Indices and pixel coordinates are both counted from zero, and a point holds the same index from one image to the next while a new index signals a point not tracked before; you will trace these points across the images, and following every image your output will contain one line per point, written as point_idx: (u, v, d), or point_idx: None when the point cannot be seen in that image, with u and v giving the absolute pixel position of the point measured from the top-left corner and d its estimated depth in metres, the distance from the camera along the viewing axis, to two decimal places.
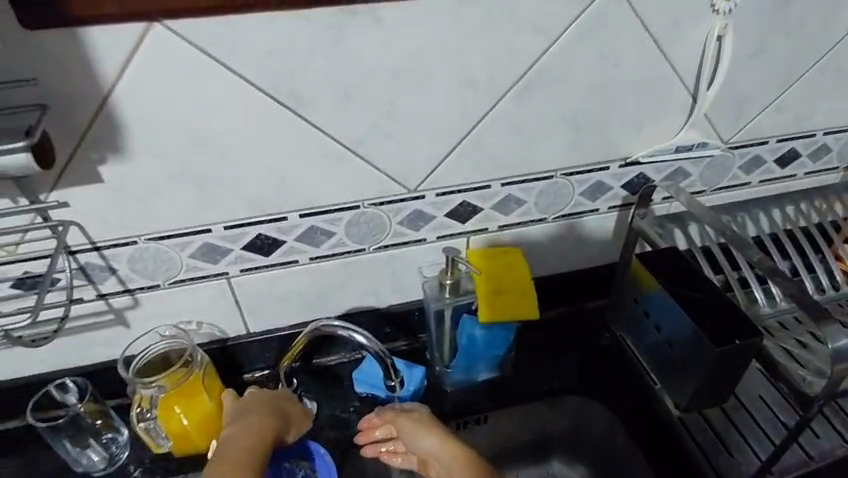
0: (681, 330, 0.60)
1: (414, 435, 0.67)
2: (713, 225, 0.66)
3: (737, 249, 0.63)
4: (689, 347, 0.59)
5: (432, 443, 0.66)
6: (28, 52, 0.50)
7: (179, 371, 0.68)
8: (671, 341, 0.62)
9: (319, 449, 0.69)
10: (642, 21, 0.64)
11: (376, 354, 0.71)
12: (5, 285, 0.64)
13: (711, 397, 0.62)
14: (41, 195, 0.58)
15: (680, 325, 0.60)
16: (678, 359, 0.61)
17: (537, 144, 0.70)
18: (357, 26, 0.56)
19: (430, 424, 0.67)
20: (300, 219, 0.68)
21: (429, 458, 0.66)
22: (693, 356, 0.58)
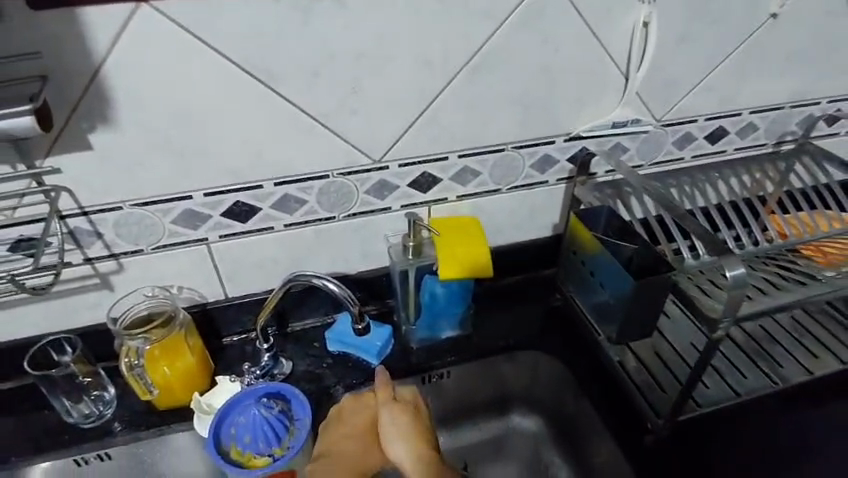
0: (611, 271, 0.70)
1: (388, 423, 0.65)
2: (644, 187, 0.75)
3: (663, 207, 0.72)
4: (618, 287, 0.69)
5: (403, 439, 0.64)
6: (27, 28, 0.56)
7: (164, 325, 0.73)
8: (604, 283, 0.72)
9: (297, 389, 0.69)
10: (577, 9, 0.72)
11: (346, 301, 0.77)
12: (2, 248, 0.70)
13: (639, 332, 0.71)
14: (36, 161, 0.64)
15: (616, 275, 0.68)
16: (611, 298, 0.71)
17: (489, 119, 0.79)
18: (326, 9, 0.63)
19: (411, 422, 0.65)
20: (274, 187, 0.75)
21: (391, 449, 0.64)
22: (621, 292, 0.68)
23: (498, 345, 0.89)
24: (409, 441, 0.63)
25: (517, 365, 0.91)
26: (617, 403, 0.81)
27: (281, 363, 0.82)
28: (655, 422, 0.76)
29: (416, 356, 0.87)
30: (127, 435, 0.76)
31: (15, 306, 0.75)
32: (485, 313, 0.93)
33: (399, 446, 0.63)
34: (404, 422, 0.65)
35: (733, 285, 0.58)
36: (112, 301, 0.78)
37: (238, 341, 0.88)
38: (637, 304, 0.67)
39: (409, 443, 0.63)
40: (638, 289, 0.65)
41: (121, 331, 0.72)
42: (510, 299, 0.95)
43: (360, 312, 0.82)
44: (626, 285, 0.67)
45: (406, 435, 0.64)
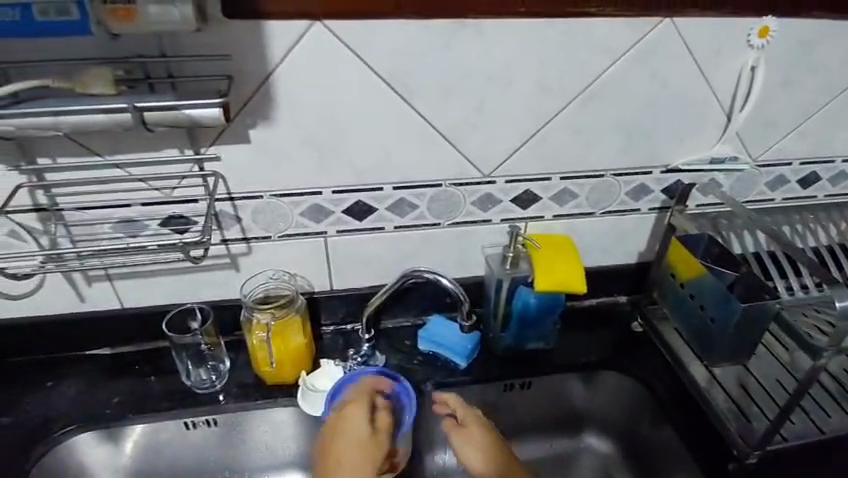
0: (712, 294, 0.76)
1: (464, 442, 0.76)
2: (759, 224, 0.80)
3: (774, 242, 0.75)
4: (719, 309, 0.74)
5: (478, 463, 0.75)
6: (219, 35, 0.65)
7: (284, 305, 0.81)
8: (704, 305, 0.77)
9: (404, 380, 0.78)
10: (689, 50, 0.78)
11: (456, 296, 0.83)
12: (154, 223, 0.78)
13: (737, 353, 0.77)
14: (201, 148, 0.73)
15: (724, 303, 0.74)
16: (708, 320, 0.77)
17: (595, 146, 0.84)
18: (467, 36, 0.71)
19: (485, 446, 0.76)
20: (393, 191, 0.82)
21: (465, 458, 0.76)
22: (722, 312, 0.74)
23: (580, 361, 0.92)
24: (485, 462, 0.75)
25: (599, 384, 0.93)
26: (702, 431, 0.82)
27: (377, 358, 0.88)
28: (745, 450, 0.77)
29: (501, 362, 0.91)
30: (237, 403, 0.83)
31: (153, 277, 0.83)
32: (567, 331, 0.97)
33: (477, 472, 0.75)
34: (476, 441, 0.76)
35: (841, 316, 0.63)
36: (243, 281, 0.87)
37: (334, 331, 0.94)
38: (735, 325, 0.73)
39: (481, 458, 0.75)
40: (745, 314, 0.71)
41: (249, 306, 0.81)
42: (591, 321, 0.99)
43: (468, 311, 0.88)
44: (730, 310, 0.73)
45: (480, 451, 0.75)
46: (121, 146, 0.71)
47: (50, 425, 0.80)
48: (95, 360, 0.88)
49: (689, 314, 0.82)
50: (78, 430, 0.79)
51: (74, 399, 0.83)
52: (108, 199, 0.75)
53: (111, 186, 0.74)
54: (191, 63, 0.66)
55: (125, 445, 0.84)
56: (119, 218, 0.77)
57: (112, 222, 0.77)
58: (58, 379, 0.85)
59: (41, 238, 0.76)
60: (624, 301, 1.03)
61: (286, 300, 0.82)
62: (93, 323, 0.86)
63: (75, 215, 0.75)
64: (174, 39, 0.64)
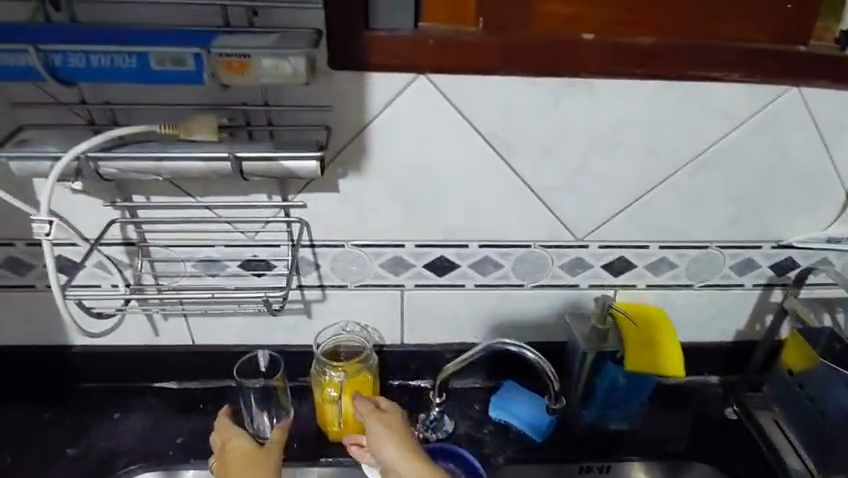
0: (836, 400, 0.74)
1: (372, 434, 0.71)
2: None
3: None
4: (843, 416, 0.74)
5: (391, 454, 0.69)
6: (322, 87, 0.64)
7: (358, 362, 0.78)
8: (824, 410, 0.76)
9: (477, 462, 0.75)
10: (818, 121, 0.70)
11: (544, 371, 0.77)
12: (235, 264, 0.77)
13: None
14: (290, 195, 0.72)
15: (832, 393, 0.75)
16: (829, 426, 0.76)
17: (701, 215, 0.77)
18: (574, 95, 0.67)
19: (394, 433, 0.71)
20: (478, 248, 0.78)
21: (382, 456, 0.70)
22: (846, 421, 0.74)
23: (668, 449, 0.83)
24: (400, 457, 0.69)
25: None
26: None
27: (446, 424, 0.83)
28: None
29: (576, 439, 0.84)
30: (298, 457, 0.79)
31: (226, 317, 0.82)
32: (651, 411, 0.87)
33: (387, 456, 0.69)
34: (379, 429, 0.71)
35: None
36: (317, 330, 0.84)
37: (399, 386, 0.88)
38: None
39: (391, 445, 0.69)
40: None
41: (323, 361, 0.78)
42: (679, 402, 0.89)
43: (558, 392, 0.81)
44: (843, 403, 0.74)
45: (389, 439, 0.70)
46: (214, 188, 0.71)
47: (116, 459, 0.79)
48: (159, 395, 0.87)
49: (803, 414, 0.80)
50: (141, 468, 0.78)
51: (140, 434, 0.82)
52: (195, 238, 0.75)
53: (199, 225, 0.74)
54: (290, 113, 0.65)
55: None
56: (202, 258, 0.76)
57: (194, 260, 0.76)
58: (124, 412, 0.85)
59: (126, 271, 0.77)
60: (715, 382, 0.91)
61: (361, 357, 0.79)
62: (162, 357, 0.85)
63: (162, 252, 0.76)
64: (276, 90, 0.64)
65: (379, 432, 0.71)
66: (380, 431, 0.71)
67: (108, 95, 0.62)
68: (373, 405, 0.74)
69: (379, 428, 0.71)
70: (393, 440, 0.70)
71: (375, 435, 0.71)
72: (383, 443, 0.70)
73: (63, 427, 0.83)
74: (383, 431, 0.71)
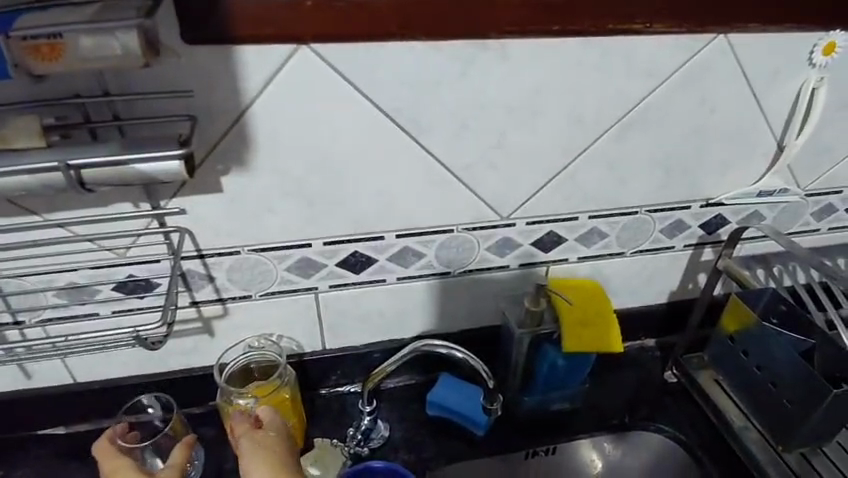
0: (785, 368, 0.67)
1: (248, 443, 0.59)
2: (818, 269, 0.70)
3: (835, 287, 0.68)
4: (794, 383, 0.67)
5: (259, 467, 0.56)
6: (179, 67, 0.52)
7: (269, 387, 0.68)
8: (774, 378, 0.69)
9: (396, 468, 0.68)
10: (743, 71, 0.66)
11: (478, 370, 0.71)
12: (107, 288, 0.64)
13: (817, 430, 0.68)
14: (161, 201, 0.60)
15: (776, 348, 0.68)
16: (779, 395, 0.69)
17: (629, 180, 0.72)
18: (486, 59, 0.59)
19: (275, 446, 0.59)
20: (396, 239, 0.69)
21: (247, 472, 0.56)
22: (797, 389, 0.66)
23: (611, 422, 0.81)
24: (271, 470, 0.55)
25: (633, 446, 0.82)
26: None
27: (380, 430, 0.76)
28: None
29: (520, 429, 0.79)
30: None
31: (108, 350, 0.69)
32: (592, 383, 0.85)
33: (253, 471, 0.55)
34: (259, 439, 0.59)
35: None
36: (224, 347, 0.74)
37: (326, 395, 0.80)
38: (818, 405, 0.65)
39: (264, 456, 0.57)
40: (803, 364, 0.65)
41: (228, 389, 0.67)
42: (618, 370, 0.87)
43: (495, 389, 0.73)
44: (789, 358, 0.66)
45: (264, 450, 0.57)
46: (63, 202, 0.58)
47: None
48: (43, 444, 0.74)
49: (753, 384, 0.73)
50: None
51: None
52: (50, 264, 0.61)
53: (52, 248, 0.60)
54: (142, 102, 0.53)
55: None
56: (63, 286, 0.63)
57: (55, 290, 0.63)
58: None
59: None
60: (652, 345, 0.91)
61: (275, 378, 0.68)
62: (38, 402, 0.72)
63: (10, 284, 0.62)
64: (118, 74, 0.51)
65: (256, 442, 0.59)
66: (253, 448, 0.58)
67: None
68: (250, 421, 0.62)
69: (247, 443, 0.59)
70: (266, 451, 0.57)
71: (242, 453, 0.58)
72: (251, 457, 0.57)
73: None
74: (262, 441, 0.59)
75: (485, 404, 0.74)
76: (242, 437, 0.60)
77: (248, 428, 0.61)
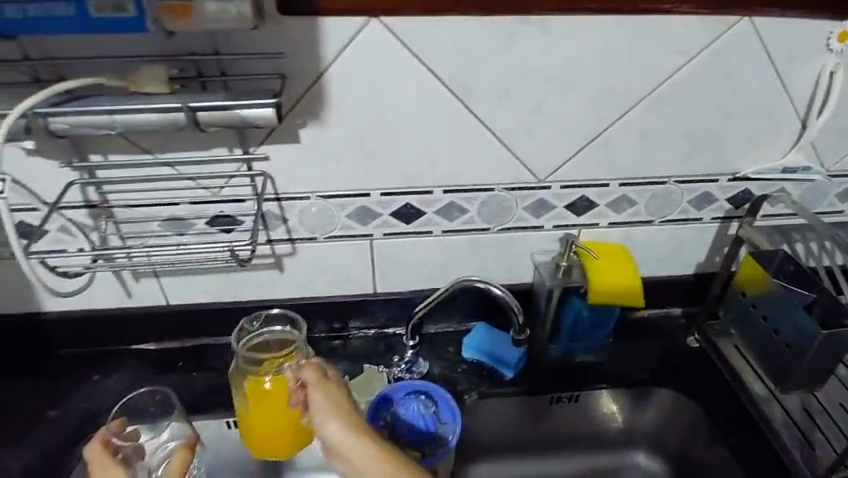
0: (793, 319, 0.69)
1: (321, 402, 0.62)
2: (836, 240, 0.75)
3: None
4: (798, 333, 0.68)
5: (341, 430, 0.60)
6: (272, 33, 0.64)
7: (294, 355, 0.68)
8: (779, 328, 0.71)
9: (445, 394, 0.75)
10: (766, 51, 0.72)
11: (509, 305, 0.79)
12: (202, 222, 0.77)
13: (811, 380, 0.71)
14: (250, 147, 0.72)
15: (799, 323, 0.68)
16: (782, 346, 0.70)
17: (657, 151, 0.79)
18: (528, 34, 0.67)
19: (348, 405, 0.63)
20: (443, 194, 0.79)
21: (331, 440, 0.60)
22: (800, 340, 0.68)
23: (632, 377, 0.88)
24: (356, 433, 0.60)
25: (652, 401, 0.89)
26: (763, 453, 0.79)
27: (420, 365, 0.85)
28: None
29: (547, 375, 0.87)
30: None
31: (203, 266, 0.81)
32: (617, 343, 0.92)
33: (338, 436, 0.60)
34: (334, 398, 0.63)
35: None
36: (290, 283, 0.86)
37: (374, 335, 0.91)
38: (817, 356, 0.67)
39: (343, 419, 0.61)
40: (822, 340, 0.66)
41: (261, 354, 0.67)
42: (643, 333, 0.94)
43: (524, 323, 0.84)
44: (810, 335, 0.67)
45: (340, 410, 0.61)
46: (174, 143, 0.70)
47: (99, 417, 0.81)
48: (139, 356, 0.88)
49: (757, 337, 0.74)
50: None
51: (120, 394, 0.84)
52: (159, 197, 0.75)
53: (162, 184, 0.73)
54: (243, 61, 0.65)
55: None
56: (167, 217, 0.76)
57: (160, 220, 0.76)
58: (103, 374, 0.86)
59: (91, 234, 0.76)
60: (677, 314, 0.96)
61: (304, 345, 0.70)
62: (136, 318, 0.86)
63: (126, 212, 0.75)
64: (227, 36, 0.63)
65: (330, 401, 0.62)
66: (328, 407, 0.62)
67: (54, 49, 0.61)
68: (322, 375, 0.65)
69: (324, 402, 0.62)
70: (348, 414, 0.61)
71: (320, 411, 0.62)
72: (333, 421, 0.61)
73: (43, 392, 0.83)
74: (337, 398, 0.63)
75: (515, 336, 0.84)
76: (314, 394, 0.63)
77: (319, 381, 0.64)
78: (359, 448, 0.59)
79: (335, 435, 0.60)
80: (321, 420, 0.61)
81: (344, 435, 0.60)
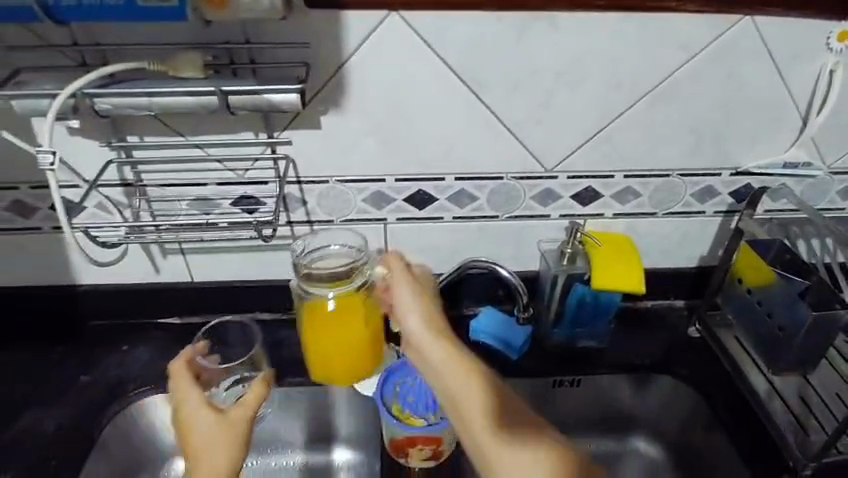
0: (785, 303, 0.77)
1: (406, 296, 0.67)
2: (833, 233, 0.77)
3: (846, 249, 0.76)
4: (790, 315, 0.76)
5: (420, 324, 0.64)
6: (299, 24, 0.68)
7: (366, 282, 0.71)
8: (772, 312, 0.78)
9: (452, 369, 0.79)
10: (768, 49, 0.75)
11: (515, 287, 0.83)
12: (227, 203, 0.82)
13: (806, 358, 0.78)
14: (275, 132, 0.77)
15: (792, 308, 0.76)
16: (776, 328, 0.78)
17: (661, 144, 0.82)
18: (538, 29, 0.71)
19: (429, 304, 0.67)
20: (454, 181, 0.83)
21: (410, 330, 0.64)
22: (792, 322, 0.76)
23: (633, 363, 0.91)
24: (434, 331, 0.63)
25: (652, 388, 0.92)
26: (756, 438, 0.82)
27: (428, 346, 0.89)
28: (800, 462, 0.78)
29: (551, 359, 0.91)
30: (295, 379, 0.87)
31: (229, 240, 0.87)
32: (620, 331, 0.95)
33: (414, 328, 0.64)
34: (419, 296, 0.67)
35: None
36: None
37: None
38: (807, 336, 0.75)
39: (425, 315, 0.65)
40: (811, 325, 0.74)
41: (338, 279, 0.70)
42: (646, 323, 0.97)
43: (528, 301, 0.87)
44: (799, 318, 0.75)
45: (422, 308, 0.66)
46: (204, 126, 0.76)
47: (126, 384, 0.86)
48: (164, 329, 0.94)
49: (752, 319, 0.82)
50: (150, 390, 0.86)
51: (146, 363, 0.89)
52: (188, 178, 0.80)
53: (192, 165, 0.79)
54: (271, 50, 0.70)
55: None
56: (195, 196, 0.81)
57: (189, 200, 0.81)
58: (131, 344, 0.91)
59: (125, 211, 0.82)
60: (680, 305, 0.99)
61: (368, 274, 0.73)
62: (163, 293, 0.91)
63: (158, 191, 0.80)
64: (257, 27, 0.68)
65: (416, 297, 0.67)
66: (412, 303, 0.66)
67: (101, 35, 0.67)
68: (409, 274, 0.69)
69: (409, 296, 0.67)
70: (427, 315, 0.66)
71: (404, 304, 0.66)
72: (412, 314, 0.65)
73: (76, 358, 0.89)
74: (422, 297, 0.67)
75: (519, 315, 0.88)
76: (400, 288, 0.68)
77: (406, 278, 0.69)
78: (435, 343, 0.62)
79: (415, 327, 0.64)
80: (400, 309, 0.66)
81: (423, 329, 0.64)
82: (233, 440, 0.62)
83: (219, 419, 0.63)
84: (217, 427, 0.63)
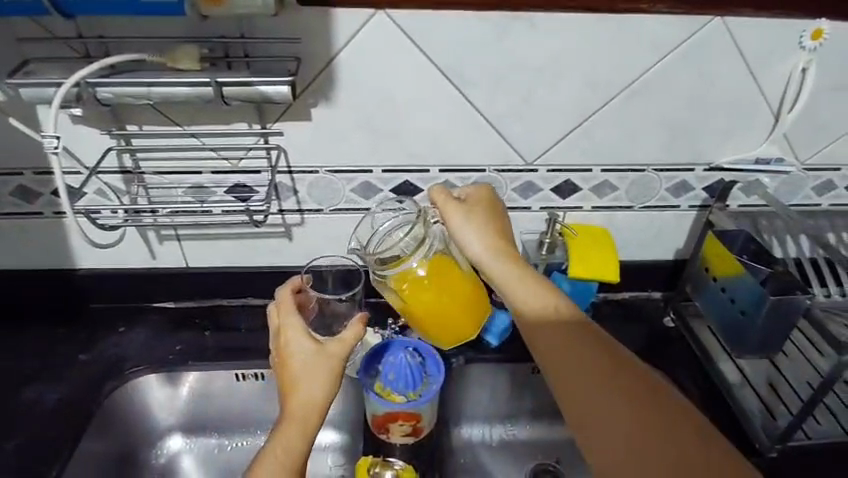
0: (747, 288, 0.81)
1: (463, 226, 0.68)
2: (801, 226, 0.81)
3: None
4: (751, 301, 0.80)
5: (481, 250, 0.67)
6: (292, 20, 0.72)
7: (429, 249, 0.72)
8: (735, 297, 0.83)
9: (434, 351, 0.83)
10: (740, 48, 0.79)
11: None
12: (222, 191, 0.86)
13: (769, 344, 0.82)
14: (267, 123, 0.81)
15: (750, 289, 0.80)
16: (738, 312, 0.83)
17: (638, 139, 0.86)
18: (519, 28, 0.75)
19: (490, 230, 0.68)
20: (439, 173, 0.87)
21: (473, 255, 0.68)
22: (754, 307, 0.80)
23: None
24: (499, 259, 0.66)
25: None
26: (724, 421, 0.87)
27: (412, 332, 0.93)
28: (766, 445, 0.82)
29: None
30: None
31: (223, 227, 0.90)
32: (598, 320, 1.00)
33: (478, 251, 0.67)
34: (478, 224, 0.68)
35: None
36: (298, 250, 0.94)
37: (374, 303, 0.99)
38: (767, 319, 0.79)
39: (486, 242, 0.67)
40: (771, 309, 0.78)
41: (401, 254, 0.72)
42: (624, 312, 1.01)
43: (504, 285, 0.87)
44: (758, 302, 0.79)
45: (484, 233, 0.68)
46: (200, 117, 0.80)
47: (122, 363, 0.90)
48: (159, 312, 0.97)
49: (719, 306, 0.87)
50: (145, 370, 0.90)
51: (142, 344, 0.93)
52: (184, 166, 0.84)
53: (187, 153, 0.83)
54: (265, 45, 0.74)
55: (181, 390, 0.92)
56: (191, 184, 0.85)
57: (184, 187, 0.85)
58: (128, 326, 0.95)
59: (123, 197, 0.86)
60: (657, 296, 1.03)
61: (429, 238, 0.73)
62: (158, 278, 0.95)
63: (154, 178, 0.84)
64: (251, 22, 0.72)
65: (474, 225, 0.68)
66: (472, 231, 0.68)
67: (103, 29, 0.71)
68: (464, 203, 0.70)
69: (465, 225, 0.68)
70: (488, 233, 0.68)
71: (462, 233, 0.68)
72: (473, 237, 0.67)
73: (75, 339, 0.93)
74: (481, 226, 0.68)
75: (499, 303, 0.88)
76: (455, 220, 0.68)
77: (461, 207, 0.69)
78: (503, 269, 0.66)
79: (476, 253, 0.67)
80: (459, 236, 0.68)
81: (486, 256, 0.67)
82: (327, 374, 0.62)
83: (317, 351, 0.63)
84: (314, 357, 0.63)
